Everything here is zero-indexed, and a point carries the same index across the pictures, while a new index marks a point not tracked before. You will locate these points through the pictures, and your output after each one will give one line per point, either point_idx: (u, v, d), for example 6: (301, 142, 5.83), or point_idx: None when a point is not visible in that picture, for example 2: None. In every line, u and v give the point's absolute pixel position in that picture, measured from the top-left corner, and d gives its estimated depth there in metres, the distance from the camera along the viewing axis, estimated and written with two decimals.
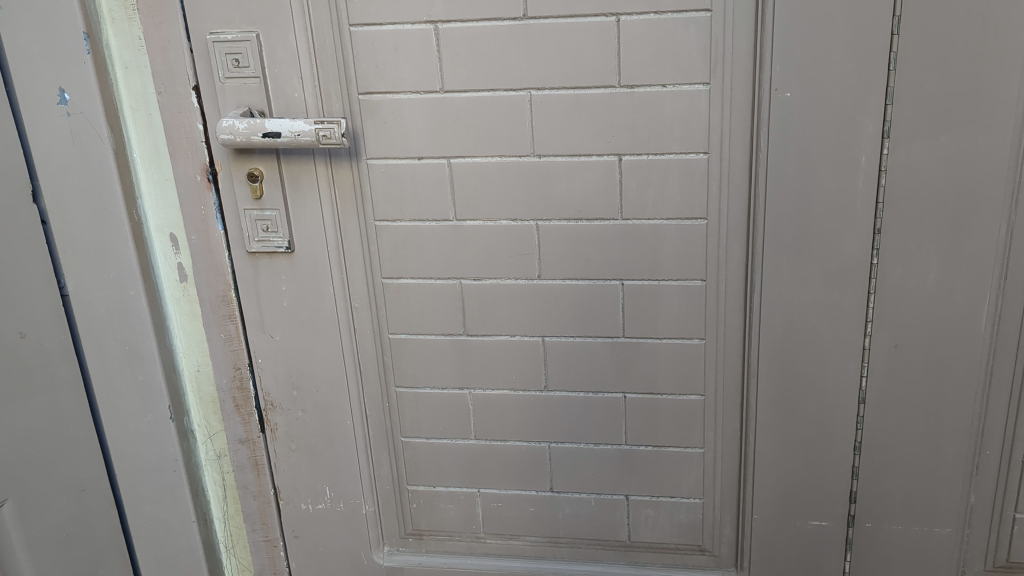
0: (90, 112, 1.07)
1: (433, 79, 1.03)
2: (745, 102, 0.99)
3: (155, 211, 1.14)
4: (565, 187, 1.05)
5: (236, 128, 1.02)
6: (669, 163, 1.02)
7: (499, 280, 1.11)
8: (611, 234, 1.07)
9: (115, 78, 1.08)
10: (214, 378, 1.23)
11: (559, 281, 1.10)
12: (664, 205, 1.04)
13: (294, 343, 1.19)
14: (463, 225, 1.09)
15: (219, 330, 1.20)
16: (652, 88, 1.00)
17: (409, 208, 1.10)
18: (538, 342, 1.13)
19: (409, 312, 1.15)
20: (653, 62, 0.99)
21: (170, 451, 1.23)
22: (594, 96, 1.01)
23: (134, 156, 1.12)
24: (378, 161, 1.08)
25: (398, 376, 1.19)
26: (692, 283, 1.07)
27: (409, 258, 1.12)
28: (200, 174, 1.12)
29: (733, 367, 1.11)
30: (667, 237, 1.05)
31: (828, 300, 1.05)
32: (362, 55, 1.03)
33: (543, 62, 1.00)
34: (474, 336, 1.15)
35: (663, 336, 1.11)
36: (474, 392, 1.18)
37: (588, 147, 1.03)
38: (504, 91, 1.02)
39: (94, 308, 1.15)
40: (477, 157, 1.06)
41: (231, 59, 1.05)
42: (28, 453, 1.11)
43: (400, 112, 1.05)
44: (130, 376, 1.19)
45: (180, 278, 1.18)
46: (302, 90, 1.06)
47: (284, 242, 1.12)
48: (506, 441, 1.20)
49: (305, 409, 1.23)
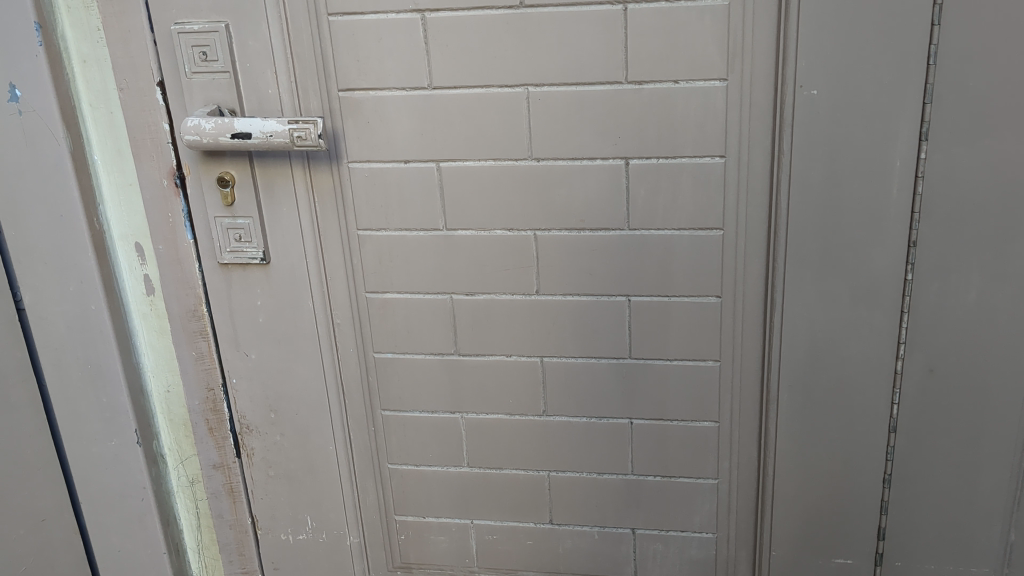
0: (44, 109, 0.97)
1: (420, 74, 0.93)
2: (765, 100, 0.89)
3: (118, 219, 1.05)
4: (565, 194, 0.96)
5: (202, 128, 0.93)
6: (681, 168, 0.92)
7: (494, 295, 1.01)
8: (617, 246, 0.97)
9: (71, 73, 0.98)
10: (185, 399, 1.13)
11: (559, 296, 1.00)
12: (676, 214, 0.94)
13: (271, 363, 1.09)
14: (454, 235, 0.99)
15: (189, 347, 1.10)
16: (662, 84, 0.90)
17: (395, 216, 1.00)
18: (536, 362, 1.03)
19: (396, 330, 1.05)
20: (663, 56, 0.88)
21: (137, 478, 1.14)
22: (598, 93, 0.91)
23: (95, 158, 1.02)
24: (361, 164, 0.98)
25: (384, 398, 1.09)
26: (706, 300, 0.97)
27: (395, 271, 1.02)
28: (167, 178, 1.02)
29: (750, 390, 1.01)
30: (679, 249, 0.96)
31: (857, 319, 0.95)
32: (342, 48, 0.94)
33: (541, 55, 0.91)
34: (467, 356, 1.05)
35: (674, 358, 1.00)
36: (466, 416, 1.08)
37: (592, 150, 0.93)
38: (498, 88, 0.93)
39: (53, 323, 1.06)
40: (469, 161, 0.96)
41: (198, 52, 0.95)
42: None
43: (384, 111, 0.95)
44: (93, 396, 1.10)
45: (147, 291, 1.08)
46: (276, 86, 0.96)
47: (259, 253, 1.03)
48: (502, 470, 1.10)
49: (283, 434, 1.13)
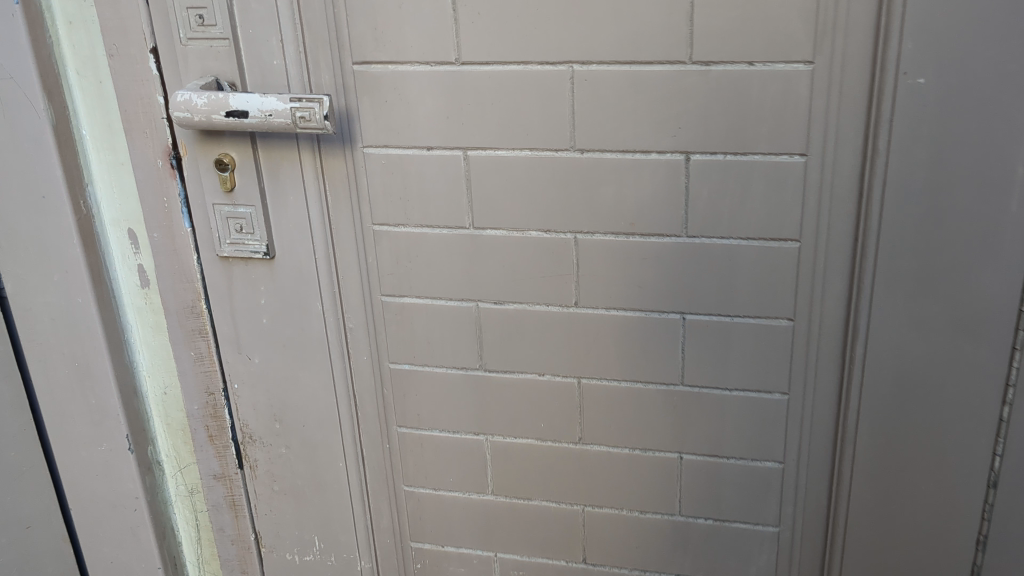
0: (23, 77, 0.85)
1: (446, 47, 0.79)
2: (859, 88, 0.73)
3: (110, 202, 0.93)
4: (612, 192, 0.81)
5: (193, 103, 0.80)
6: (752, 167, 0.77)
7: (527, 305, 0.88)
8: (672, 255, 0.82)
9: (56, 36, 0.87)
10: (184, 404, 1.02)
11: (601, 310, 0.86)
12: (743, 221, 0.79)
13: (276, 368, 0.97)
14: (482, 235, 0.86)
15: (188, 347, 0.98)
16: (734, 66, 0.74)
17: (415, 211, 0.87)
18: (573, 383, 0.90)
19: (415, 339, 0.92)
20: (736, 32, 0.73)
21: (129, 487, 1.03)
22: (656, 74, 0.76)
23: (83, 132, 0.90)
24: (377, 150, 0.85)
25: (400, 414, 0.97)
26: (776, 323, 0.82)
27: (415, 273, 0.89)
28: (162, 159, 0.90)
29: (822, 428, 0.86)
30: (745, 263, 0.81)
31: (957, 354, 0.79)
32: (358, 14, 0.80)
33: (591, 28, 0.76)
34: (493, 372, 0.92)
35: (733, 388, 0.86)
36: (492, 440, 0.95)
37: (646, 143, 0.79)
38: (537, 66, 0.78)
39: (37, 314, 0.95)
40: (501, 150, 0.82)
41: (195, 15, 0.82)
42: None
43: (405, 89, 0.82)
44: (81, 397, 0.99)
45: (141, 284, 0.97)
46: (283, 57, 0.83)
47: (261, 246, 0.90)
48: (531, 501, 0.97)
49: (289, 447, 1.01)
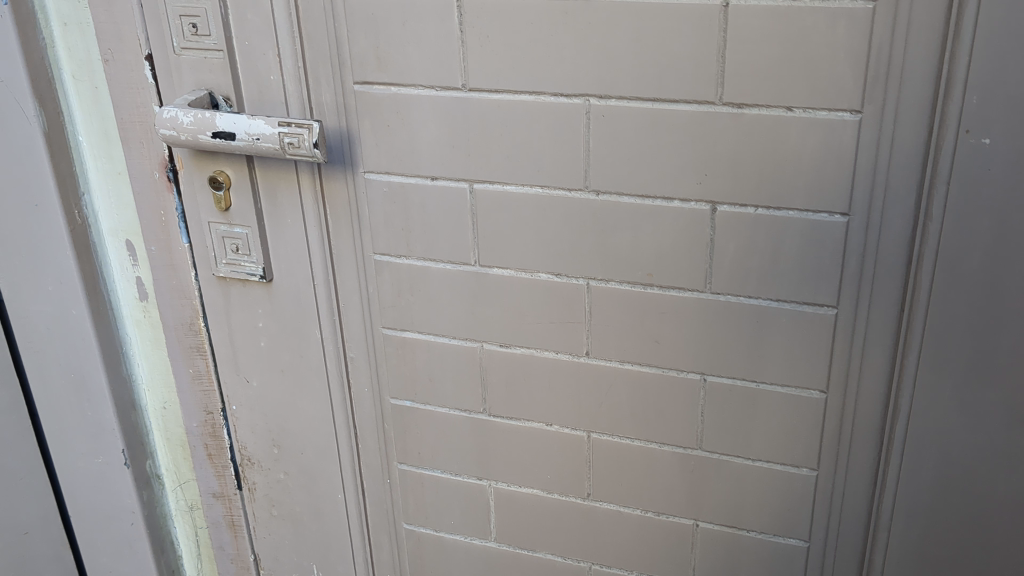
0: (13, 81, 0.80)
1: (453, 71, 0.72)
2: (913, 144, 0.63)
3: (107, 212, 0.89)
4: (629, 239, 0.73)
5: (179, 121, 0.74)
6: (786, 224, 0.68)
7: (534, 351, 0.80)
8: (693, 312, 0.74)
9: (50, 38, 0.81)
10: (183, 420, 0.98)
11: (615, 363, 0.78)
12: (774, 281, 0.70)
13: (274, 393, 0.92)
14: (488, 274, 0.79)
15: (186, 364, 0.94)
16: (770, 111, 0.65)
17: (418, 243, 0.80)
18: (582, 436, 0.82)
19: (417, 376, 0.86)
20: (773, 72, 0.64)
21: (126, 501, 1.00)
22: (682, 114, 0.67)
23: (79, 138, 0.86)
24: (379, 176, 0.78)
25: (401, 450, 0.91)
26: (806, 394, 0.74)
27: (417, 308, 0.83)
28: (159, 171, 0.85)
29: (854, 511, 0.77)
30: (774, 326, 0.72)
31: (1011, 446, 0.69)
32: (359, 31, 0.73)
33: (610, 60, 0.67)
34: (498, 418, 0.85)
35: (756, 459, 0.78)
36: (495, 486, 0.88)
37: (668, 189, 0.70)
38: (551, 97, 0.70)
39: (33, 323, 0.92)
40: (509, 185, 0.75)
41: (188, 24, 0.76)
42: None
43: (408, 114, 0.75)
44: (77, 408, 0.96)
45: (140, 296, 0.92)
46: (280, 72, 0.76)
47: (257, 269, 0.85)
48: (535, 552, 0.90)
49: (287, 473, 0.96)
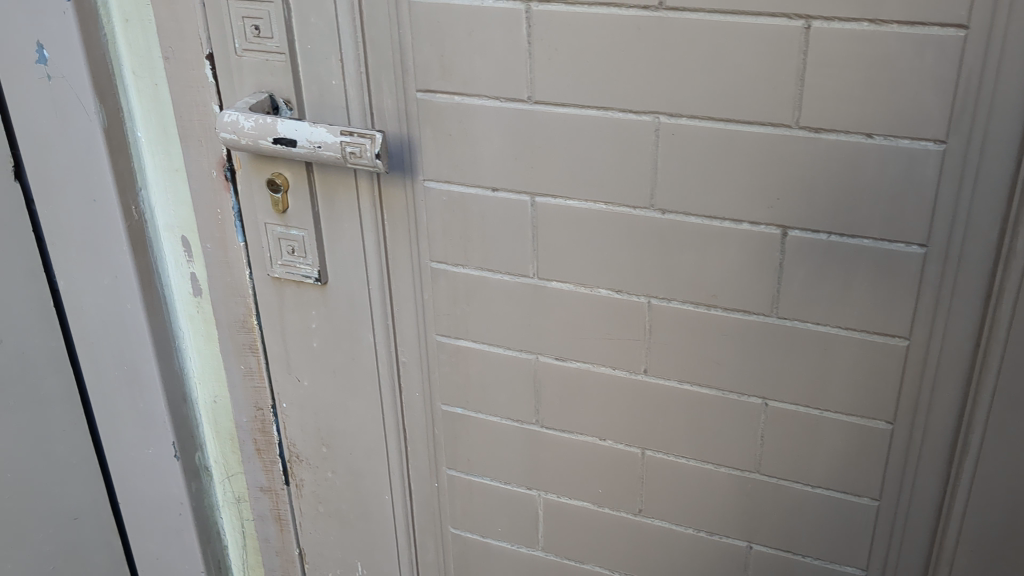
0: (74, 77, 0.80)
1: (519, 83, 0.70)
2: (1000, 177, 0.61)
3: (163, 207, 0.88)
4: (695, 260, 0.71)
5: (239, 125, 0.73)
6: (860, 252, 0.66)
7: (591, 366, 0.79)
8: (757, 336, 0.72)
9: (111, 33, 0.81)
10: (232, 414, 0.98)
11: (673, 383, 0.77)
12: (844, 310, 0.68)
13: (325, 394, 0.92)
14: (546, 287, 0.77)
15: (238, 361, 0.93)
16: (848, 137, 0.63)
17: (476, 253, 0.78)
18: (637, 454, 0.81)
19: (470, 384, 0.85)
20: (854, 97, 0.62)
21: (175, 492, 1.00)
22: (756, 136, 0.65)
23: (138, 134, 0.85)
24: (440, 185, 0.77)
25: (451, 456, 0.90)
26: (872, 424, 0.72)
27: (472, 317, 0.82)
28: (217, 170, 0.83)
29: (916, 542, 0.75)
30: (841, 356, 0.70)
31: None
32: (424, 39, 0.71)
33: (683, 78, 0.65)
34: (550, 430, 0.84)
35: (816, 485, 0.76)
36: (546, 496, 0.87)
37: (738, 211, 0.68)
38: (619, 113, 0.68)
39: (88, 315, 0.92)
40: (572, 200, 0.73)
41: (251, 25, 0.75)
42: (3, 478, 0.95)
43: (471, 124, 0.73)
44: (130, 400, 0.96)
45: (193, 292, 0.92)
46: (342, 77, 0.75)
47: (313, 272, 0.84)
48: (583, 564, 0.89)
49: (336, 471, 0.96)
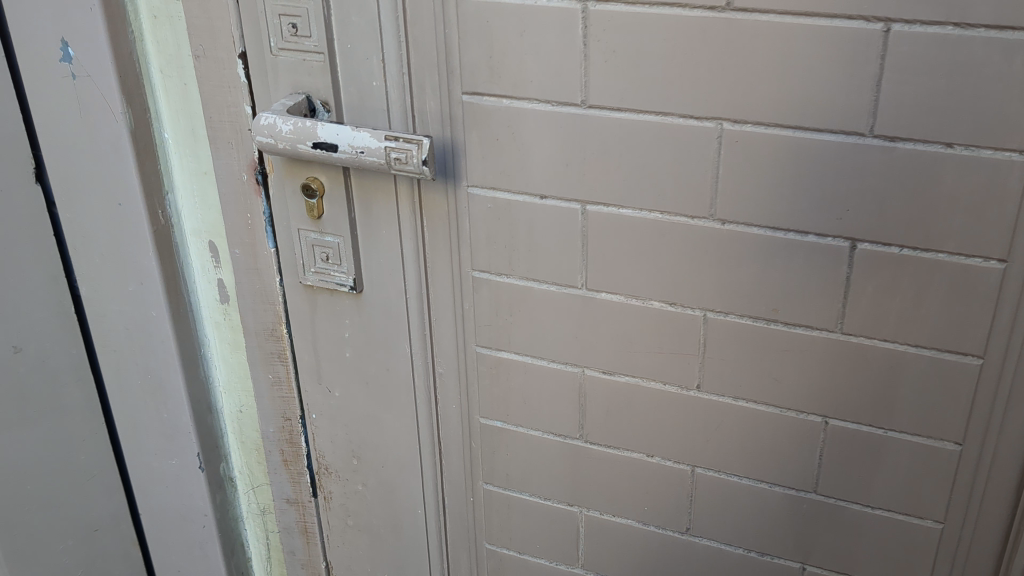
0: (100, 77, 0.76)
1: (572, 85, 0.67)
2: None
3: (190, 212, 0.85)
4: (755, 272, 0.68)
5: (277, 129, 0.69)
6: (934, 267, 0.63)
7: (640, 380, 0.76)
8: (819, 351, 0.69)
9: (139, 31, 0.77)
10: (259, 424, 0.95)
11: (727, 399, 0.74)
12: (914, 327, 0.65)
13: (358, 405, 0.89)
14: (596, 298, 0.74)
15: (266, 370, 0.90)
16: (926, 146, 0.60)
17: (521, 262, 0.75)
18: (687, 471, 0.79)
19: (511, 397, 0.82)
20: (935, 105, 0.58)
21: (199, 504, 0.97)
22: (826, 145, 0.62)
23: (165, 136, 0.82)
24: (485, 192, 0.73)
25: (488, 470, 0.87)
26: (940, 444, 0.69)
27: (516, 328, 0.78)
28: (248, 173, 0.80)
29: (981, 567, 0.72)
30: (910, 374, 0.67)
31: None
32: (471, 39, 0.68)
33: (750, 83, 0.62)
34: (594, 446, 0.81)
35: (877, 506, 0.73)
36: (588, 513, 0.85)
37: (804, 223, 0.65)
38: (680, 119, 0.65)
39: (111, 323, 0.89)
40: (625, 209, 0.69)
41: (288, 24, 0.71)
42: (23, 489, 0.92)
43: (520, 129, 0.70)
44: (153, 410, 0.93)
45: (221, 299, 0.89)
46: (383, 78, 0.71)
47: (348, 280, 0.81)
48: None
49: (367, 484, 0.93)
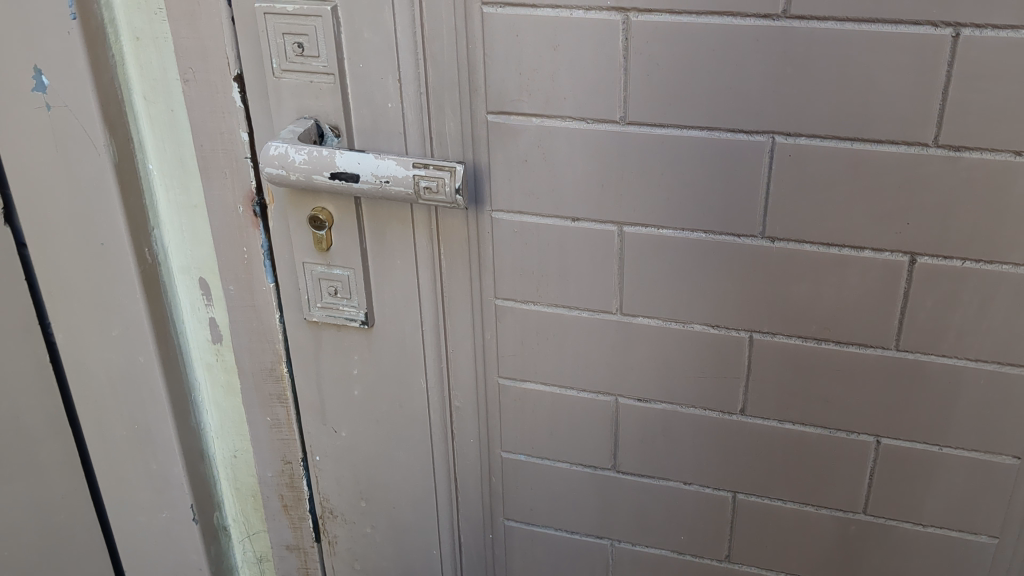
0: (79, 105, 0.70)
1: (610, 101, 0.62)
2: None
3: (178, 247, 0.78)
4: (807, 291, 0.65)
5: (289, 159, 0.63)
6: (998, 279, 0.61)
7: (678, 407, 0.73)
8: (873, 369, 0.66)
9: (120, 55, 0.71)
10: (255, 469, 0.88)
11: (773, 422, 0.71)
12: (975, 341, 0.63)
13: (366, 445, 0.83)
14: (632, 323, 0.70)
15: (264, 412, 0.84)
16: (994, 156, 0.57)
17: (550, 289, 0.71)
18: (727, 497, 0.75)
19: (536, 429, 0.78)
20: (1006, 112, 0.56)
21: (192, 558, 0.90)
22: (886, 156, 0.59)
23: (150, 167, 0.75)
24: (510, 216, 0.69)
25: (509, 506, 0.82)
26: (998, 459, 0.67)
27: (542, 358, 0.74)
28: (243, 205, 0.74)
29: None
30: (969, 388, 0.65)
31: None
32: (498, 55, 0.63)
33: (807, 94, 0.59)
34: (626, 476, 0.77)
35: (929, 524, 0.71)
36: (619, 545, 0.81)
37: (861, 238, 0.62)
38: (727, 134, 0.61)
39: (92, 371, 0.81)
40: (666, 229, 0.66)
41: (293, 43, 0.65)
42: None
43: (552, 149, 0.65)
44: (140, 461, 0.86)
45: (212, 339, 0.82)
46: (400, 99, 0.66)
47: (359, 314, 0.75)
48: None
49: (375, 526, 0.87)
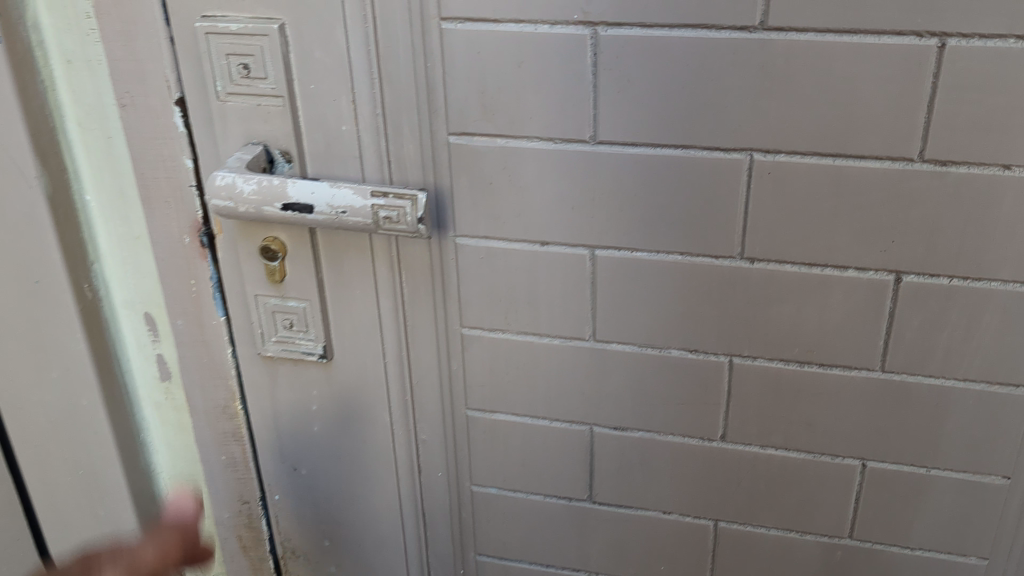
0: (6, 136, 0.65)
1: (579, 120, 0.59)
2: None
3: (120, 282, 0.74)
4: (789, 312, 0.62)
5: (236, 190, 0.59)
6: (987, 297, 0.58)
7: (655, 434, 0.69)
8: (858, 392, 0.64)
9: (50, 79, 0.66)
10: (211, 510, 0.84)
11: (755, 447, 0.68)
12: (964, 360, 0.61)
13: (328, 482, 0.79)
14: (606, 350, 0.67)
15: (219, 451, 0.80)
16: (982, 170, 0.55)
17: (519, 316, 0.67)
18: (708, 525, 0.72)
19: (507, 461, 0.74)
20: (994, 124, 0.53)
21: None
22: (871, 172, 0.56)
23: (87, 198, 0.70)
24: (475, 241, 0.65)
25: (480, 540, 0.79)
26: (987, 480, 0.65)
27: (512, 388, 0.71)
28: (190, 236, 0.69)
29: None
30: (958, 408, 0.62)
31: None
32: (458, 73, 0.59)
33: (787, 109, 0.56)
34: (602, 506, 0.74)
35: (917, 547, 0.69)
36: None
37: (845, 257, 0.59)
38: (704, 152, 0.58)
39: (31, 417, 0.76)
40: (641, 252, 0.62)
41: (238, 64, 0.61)
42: None
43: (518, 170, 0.62)
44: (86, 508, 0.80)
45: (161, 376, 0.78)
46: (355, 121, 0.62)
47: (317, 348, 0.71)
48: None
49: (340, 565, 0.83)
